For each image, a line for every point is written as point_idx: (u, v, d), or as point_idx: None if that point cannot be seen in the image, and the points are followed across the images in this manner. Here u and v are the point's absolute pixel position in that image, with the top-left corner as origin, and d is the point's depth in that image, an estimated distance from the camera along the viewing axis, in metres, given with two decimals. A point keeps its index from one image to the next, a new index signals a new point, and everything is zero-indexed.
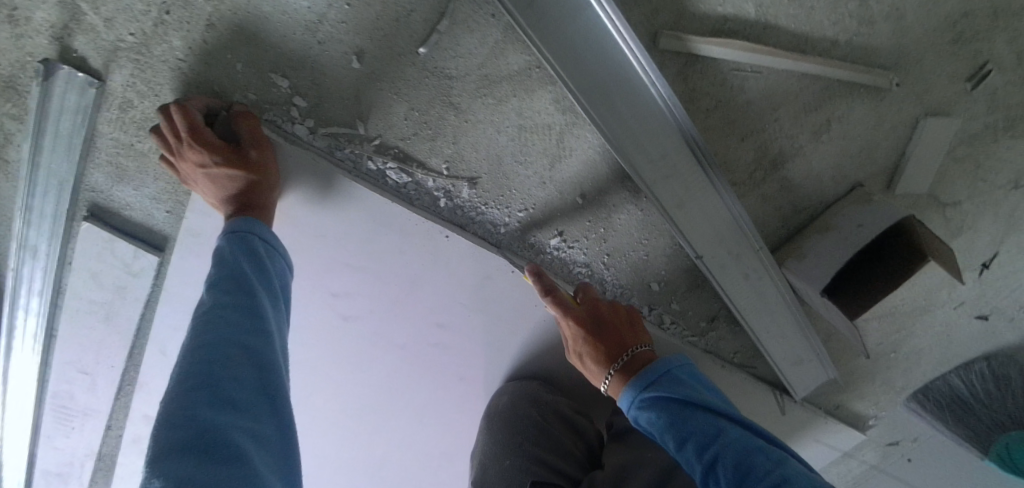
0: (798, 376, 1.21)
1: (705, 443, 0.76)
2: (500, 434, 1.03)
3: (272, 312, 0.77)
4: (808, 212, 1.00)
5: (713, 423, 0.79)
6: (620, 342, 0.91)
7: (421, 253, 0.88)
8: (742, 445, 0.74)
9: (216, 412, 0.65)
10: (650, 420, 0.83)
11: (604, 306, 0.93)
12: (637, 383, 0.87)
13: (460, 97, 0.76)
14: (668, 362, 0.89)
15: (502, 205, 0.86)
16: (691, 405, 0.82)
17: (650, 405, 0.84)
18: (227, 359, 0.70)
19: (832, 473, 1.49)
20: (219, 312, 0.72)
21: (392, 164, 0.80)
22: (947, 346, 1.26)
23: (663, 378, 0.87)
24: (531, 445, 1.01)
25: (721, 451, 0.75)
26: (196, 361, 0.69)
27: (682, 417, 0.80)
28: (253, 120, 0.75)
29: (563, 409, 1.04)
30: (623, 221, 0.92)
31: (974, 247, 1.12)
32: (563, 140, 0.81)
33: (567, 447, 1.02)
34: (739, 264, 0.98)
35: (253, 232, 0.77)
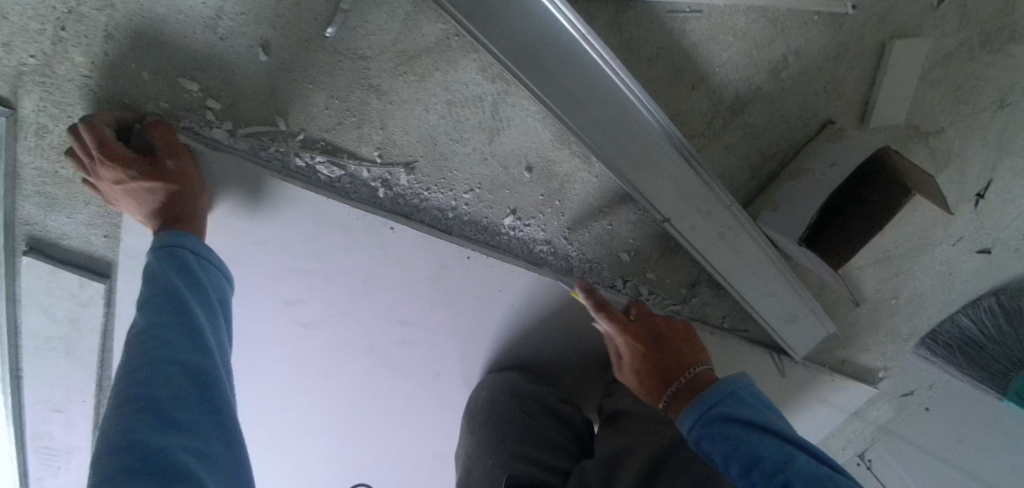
0: (794, 334, 1.15)
1: (772, 469, 0.64)
2: (481, 432, 0.97)
3: (210, 326, 0.73)
4: (779, 157, 0.93)
5: (785, 449, 0.67)
6: (678, 359, 0.87)
7: (369, 248, 0.83)
8: (817, 472, 0.62)
9: (159, 435, 0.61)
10: (709, 441, 0.72)
11: (661, 323, 0.92)
12: (698, 403, 0.77)
13: (380, 78, 0.72)
14: (732, 381, 0.78)
15: (445, 188, 0.81)
16: (763, 430, 0.70)
17: (711, 429, 0.73)
18: (165, 379, 0.65)
19: (847, 431, 1.44)
20: (154, 331, 0.68)
21: (321, 157, 0.76)
22: (950, 285, 1.20)
23: (728, 398, 0.76)
24: (512, 441, 0.95)
25: (791, 477, 0.63)
26: (132, 384, 0.64)
27: (749, 441, 0.68)
28: (166, 128, 0.71)
29: (545, 398, 0.99)
30: (578, 191, 0.87)
31: (966, 177, 1.05)
32: (497, 110, 0.76)
33: (552, 439, 0.96)
34: (712, 223, 0.92)
35: (179, 244, 0.73)
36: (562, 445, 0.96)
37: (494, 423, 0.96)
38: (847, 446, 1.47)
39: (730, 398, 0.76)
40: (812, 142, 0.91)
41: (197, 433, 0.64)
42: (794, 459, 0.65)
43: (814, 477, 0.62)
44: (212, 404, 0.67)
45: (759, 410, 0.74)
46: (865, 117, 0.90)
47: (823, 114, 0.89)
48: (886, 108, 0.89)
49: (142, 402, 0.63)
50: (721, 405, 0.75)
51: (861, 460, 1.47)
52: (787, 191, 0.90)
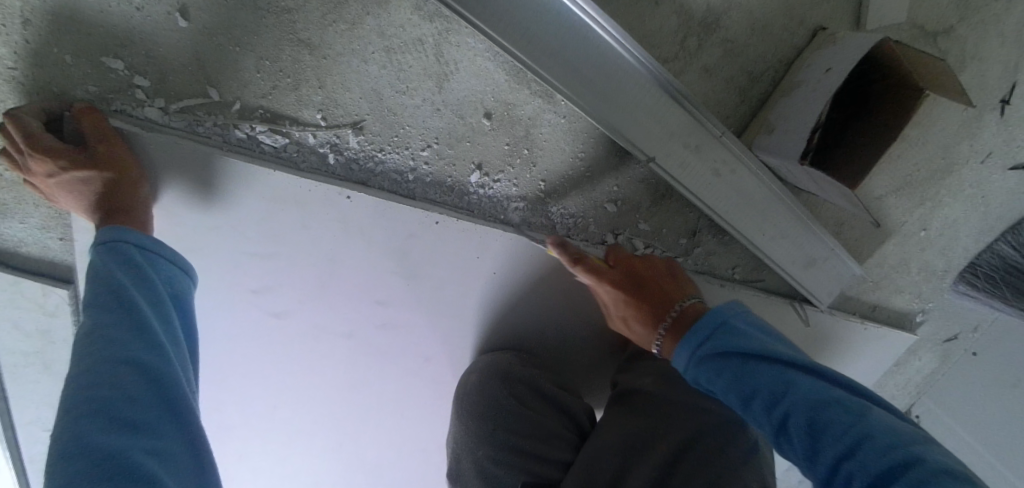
0: (814, 279, 1.04)
1: (772, 404, 0.61)
2: (473, 420, 0.90)
3: (162, 323, 0.67)
4: (769, 76, 0.84)
5: (783, 377, 0.62)
6: (661, 296, 0.81)
7: (327, 225, 0.78)
8: (819, 400, 0.58)
9: (112, 436, 0.55)
10: (707, 379, 0.69)
11: (639, 265, 0.85)
12: (687, 339, 0.72)
13: (308, 31, 0.67)
14: (721, 311, 0.72)
15: (400, 147, 0.76)
16: (757, 358, 0.65)
17: (707, 364, 0.69)
18: (113, 379, 0.59)
19: (890, 387, 1.33)
20: (103, 331, 0.62)
21: (261, 127, 0.71)
22: (985, 210, 1.08)
23: (720, 329, 0.70)
24: (506, 431, 0.88)
25: (791, 410, 0.59)
26: (78, 388, 0.58)
27: (746, 377, 0.64)
28: (95, 115, 0.67)
29: (543, 383, 0.92)
30: (547, 137, 0.80)
31: (987, 80, 0.93)
32: (441, 53, 0.71)
33: (551, 429, 0.89)
34: (701, 158, 0.85)
35: (128, 240, 0.69)
36: (561, 434, 0.89)
37: (487, 409, 0.90)
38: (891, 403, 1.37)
39: (721, 328, 0.71)
40: (803, 53, 0.82)
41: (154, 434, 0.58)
42: (791, 389, 0.60)
43: (817, 407, 0.58)
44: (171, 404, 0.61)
45: (751, 335, 0.68)
46: (861, 20, 0.83)
47: (812, 20, 0.82)
48: (880, 8, 0.82)
49: (90, 404, 0.57)
50: (714, 337, 0.70)
51: (910, 417, 1.37)
52: (779, 110, 0.81)
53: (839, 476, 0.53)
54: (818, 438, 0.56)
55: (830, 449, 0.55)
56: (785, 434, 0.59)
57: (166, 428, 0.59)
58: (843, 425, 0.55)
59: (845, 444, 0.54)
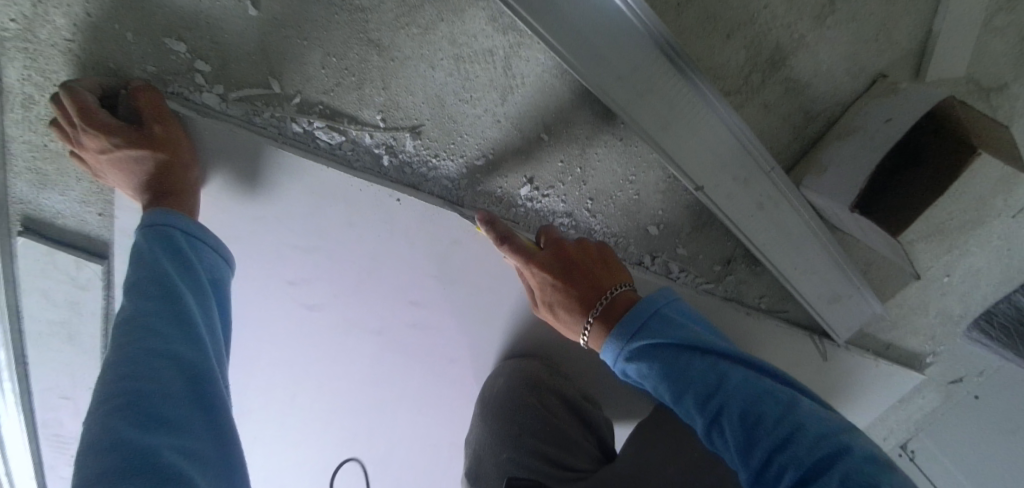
0: (837, 315, 1.05)
1: (708, 394, 0.63)
2: (497, 424, 0.91)
3: (204, 316, 0.66)
4: (825, 116, 0.84)
5: (715, 368, 0.65)
6: (591, 284, 0.76)
7: (373, 223, 0.77)
8: (750, 392, 0.61)
9: (145, 432, 0.53)
10: (639, 369, 0.69)
11: (572, 248, 0.78)
12: (622, 330, 0.71)
13: (380, 32, 0.65)
14: (654, 301, 0.73)
15: (454, 154, 0.75)
16: (688, 349, 0.67)
17: (640, 354, 0.69)
18: (151, 371, 0.57)
19: (890, 421, 1.36)
20: (143, 319, 0.61)
21: (319, 122, 0.70)
22: (1009, 261, 1.09)
23: (652, 321, 0.71)
24: (529, 436, 0.89)
25: (726, 401, 0.61)
26: (116, 377, 0.56)
27: (681, 365, 0.65)
28: (153, 94, 0.66)
29: (567, 393, 0.93)
30: (601, 156, 0.79)
31: None
32: (509, 66, 0.70)
33: (574, 439, 0.88)
34: (749, 191, 0.84)
35: (173, 225, 0.67)
36: (585, 445, 0.88)
37: (511, 414, 0.91)
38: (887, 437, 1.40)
39: (653, 319, 0.71)
40: (862, 98, 0.82)
41: (185, 433, 0.56)
42: (725, 380, 0.63)
43: (750, 399, 0.61)
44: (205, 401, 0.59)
45: (684, 325, 0.70)
46: (921, 72, 0.83)
47: (874, 66, 0.82)
48: (943, 59, 0.81)
49: (127, 395, 0.55)
50: (648, 327, 0.70)
51: (904, 451, 1.41)
52: (835, 152, 0.81)
53: (770, 468, 0.56)
54: (752, 427, 0.59)
55: (763, 440, 0.57)
56: (718, 424, 0.61)
57: (197, 428, 0.57)
58: (773, 415, 0.58)
59: (778, 435, 0.57)
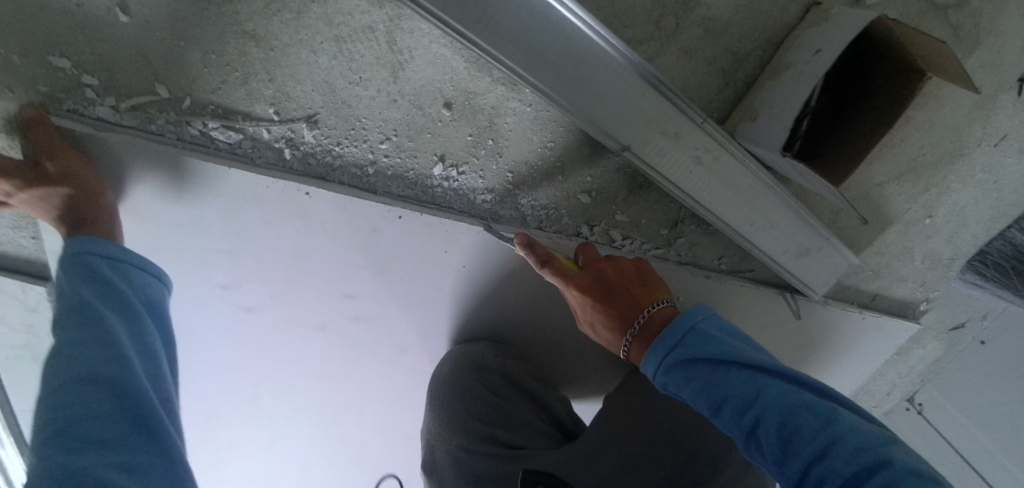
0: (808, 269, 0.99)
1: (743, 408, 0.59)
2: (448, 413, 0.90)
3: (131, 333, 0.63)
4: (756, 57, 0.78)
5: (753, 381, 0.61)
6: (632, 304, 0.78)
7: (287, 218, 0.75)
8: (791, 405, 0.57)
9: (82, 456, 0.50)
10: (678, 384, 0.67)
11: (608, 267, 0.80)
12: (659, 348, 0.71)
13: (252, 22, 0.64)
14: (692, 317, 0.72)
15: (358, 140, 0.73)
16: (726, 364, 0.64)
17: (679, 370, 0.68)
18: (86, 393, 0.54)
19: (890, 375, 1.29)
20: (66, 345, 0.58)
21: (213, 123, 0.69)
22: (998, 195, 1.01)
23: (691, 337, 0.69)
24: (477, 422, 0.86)
25: (762, 416, 0.58)
26: (45, 405, 0.53)
27: (718, 381, 0.63)
28: (45, 125, 0.65)
29: (517, 376, 0.92)
30: (512, 126, 0.77)
31: (1002, 57, 0.87)
32: (393, 40, 0.68)
33: (525, 420, 0.87)
34: (681, 145, 0.79)
35: (96, 254, 0.65)
36: (536, 425, 0.87)
37: (460, 402, 0.89)
38: (892, 392, 1.32)
39: (689, 335, 0.70)
40: (794, 32, 0.76)
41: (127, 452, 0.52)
42: (763, 393, 0.59)
43: (788, 412, 0.57)
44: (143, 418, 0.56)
45: (720, 340, 0.68)
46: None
47: None
48: None
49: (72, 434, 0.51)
50: (686, 344, 0.69)
51: (911, 405, 1.32)
52: (767, 95, 0.76)
53: (810, 480, 0.52)
54: (789, 442, 0.55)
55: (803, 454, 0.53)
56: (757, 438, 0.58)
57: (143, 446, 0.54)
58: (813, 429, 0.54)
59: (816, 447, 0.53)
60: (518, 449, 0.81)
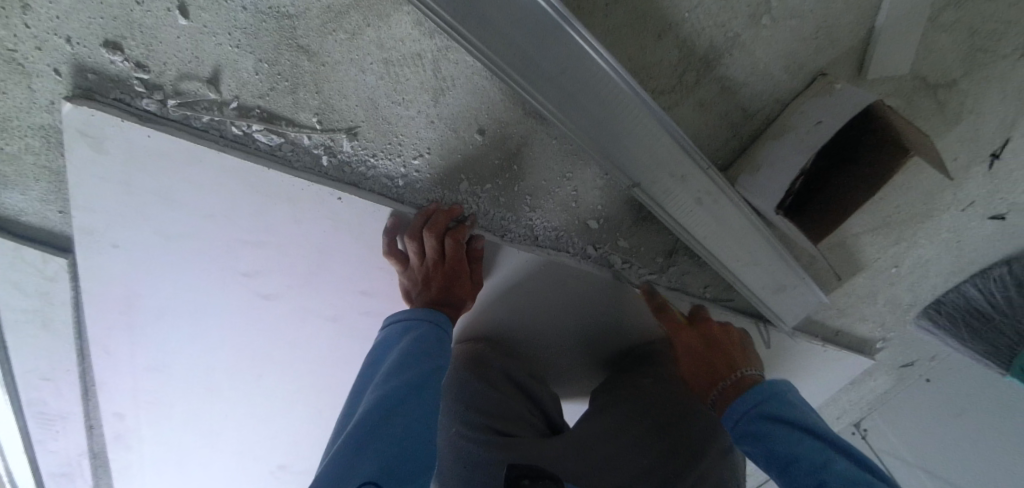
0: (785, 305, 1.07)
1: (812, 469, 0.66)
2: (449, 402, 0.96)
3: (389, 347, 0.83)
4: (764, 115, 0.86)
5: (807, 444, 0.69)
6: (728, 361, 0.84)
7: (318, 218, 0.80)
8: (856, 475, 0.63)
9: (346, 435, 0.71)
10: (752, 436, 0.74)
11: (683, 324, 0.91)
12: (730, 402, 0.79)
13: (308, 38, 0.69)
14: (774, 383, 0.78)
15: (392, 154, 0.78)
16: (802, 430, 0.71)
17: (755, 425, 0.74)
18: (370, 394, 0.76)
19: (843, 402, 1.41)
20: (373, 365, 0.82)
21: (258, 125, 0.73)
22: (958, 253, 1.12)
23: (773, 398, 0.76)
24: (476, 411, 0.92)
25: (829, 478, 0.64)
26: (354, 406, 0.78)
27: (792, 443, 0.69)
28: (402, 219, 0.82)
29: (514, 373, 0.98)
30: (536, 155, 0.82)
31: (980, 135, 0.98)
32: (438, 69, 0.73)
33: (519, 413, 0.94)
34: (688, 188, 0.86)
35: (422, 321, 0.84)
36: (527, 419, 0.94)
37: (462, 392, 0.95)
38: (841, 416, 1.45)
39: (762, 395, 0.77)
40: (800, 97, 0.83)
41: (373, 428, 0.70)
42: (833, 461, 0.66)
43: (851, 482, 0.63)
44: (379, 405, 0.73)
45: (789, 404, 0.75)
46: (862, 70, 0.84)
47: (815, 64, 0.82)
48: (884, 60, 0.81)
49: (328, 465, 0.67)
50: (767, 404, 0.75)
51: (857, 429, 1.45)
52: (770, 152, 0.83)
53: None
54: None
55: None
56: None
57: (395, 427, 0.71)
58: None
59: None
60: (511, 437, 0.88)
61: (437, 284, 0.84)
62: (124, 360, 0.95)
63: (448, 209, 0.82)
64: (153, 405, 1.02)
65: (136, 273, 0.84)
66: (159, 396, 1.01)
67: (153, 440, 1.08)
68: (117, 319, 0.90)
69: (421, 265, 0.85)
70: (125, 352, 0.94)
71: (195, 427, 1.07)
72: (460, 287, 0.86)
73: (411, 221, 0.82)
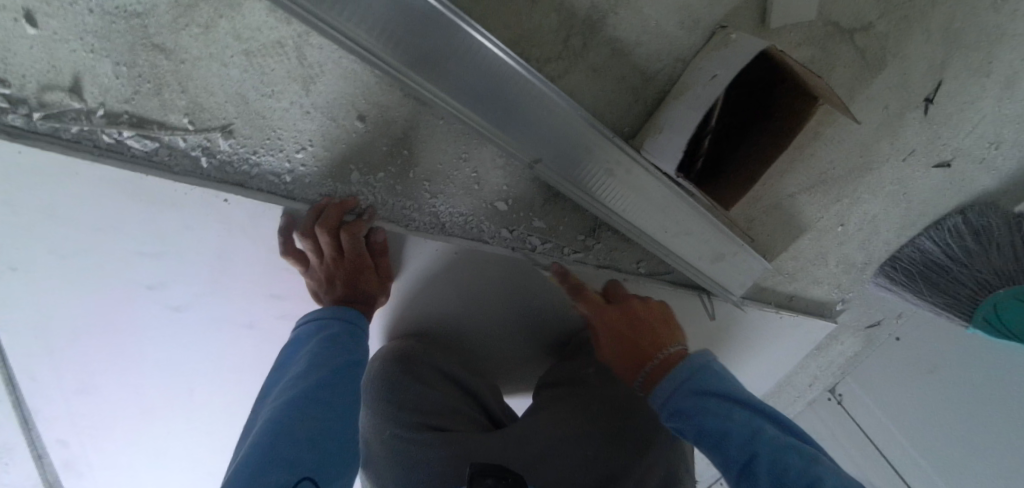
0: (722, 273, 1.06)
1: (742, 442, 0.63)
2: (378, 406, 0.90)
3: (296, 352, 0.81)
4: (665, 75, 0.82)
5: (751, 422, 0.64)
6: (652, 339, 0.77)
7: (210, 224, 0.78)
8: (780, 445, 0.61)
9: (253, 439, 0.66)
10: (682, 414, 0.68)
11: (637, 304, 0.85)
12: (672, 376, 0.71)
13: (161, 35, 0.68)
14: (701, 357, 0.73)
15: (273, 149, 0.75)
16: (727, 402, 0.67)
17: (687, 401, 0.69)
18: (278, 398, 0.73)
19: (814, 367, 1.33)
20: (279, 374, 0.79)
21: (127, 131, 0.72)
22: (908, 207, 1.10)
23: (701, 371, 0.71)
24: (409, 410, 0.88)
25: (758, 452, 0.62)
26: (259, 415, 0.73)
27: (721, 417, 0.65)
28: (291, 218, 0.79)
29: (446, 366, 0.95)
30: (427, 137, 0.79)
31: (908, 81, 0.96)
32: (303, 56, 0.70)
33: (454, 406, 0.90)
34: (591, 158, 0.83)
35: (331, 316, 0.82)
36: (463, 411, 0.90)
37: (392, 392, 0.91)
38: (814, 384, 1.36)
39: (699, 369, 0.71)
40: (700, 52, 0.80)
41: (286, 426, 0.67)
42: (762, 432, 0.63)
43: (780, 452, 0.60)
44: (294, 402, 0.70)
45: (724, 380, 0.70)
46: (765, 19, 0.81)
47: (709, 20, 0.80)
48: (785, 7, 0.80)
49: (236, 468, 0.62)
50: (694, 377, 0.70)
51: (832, 395, 1.37)
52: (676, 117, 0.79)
53: None
54: (781, 478, 0.59)
55: None
56: (749, 472, 0.62)
57: (312, 422, 0.69)
58: (799, 470, 0.58)
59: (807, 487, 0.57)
60: (441, 431, 0.84)
61: (340, 283, 0.82)
62: (53, 384, 0.94)
63: (339, 202, 0.78)
64: (92, 428, 1.01)
65: (40, 296, 0.83)
66: (98, 419, 1.00)
67: (101, 464, 1.07)
68: (33, 342, 0.89)
69: (321, 264, 0.81)
70: (51, 375, 0.93)
71: (139, 447, 1.06)
72: (366, 282, 0.83)
73: (303, 218, 0.79)
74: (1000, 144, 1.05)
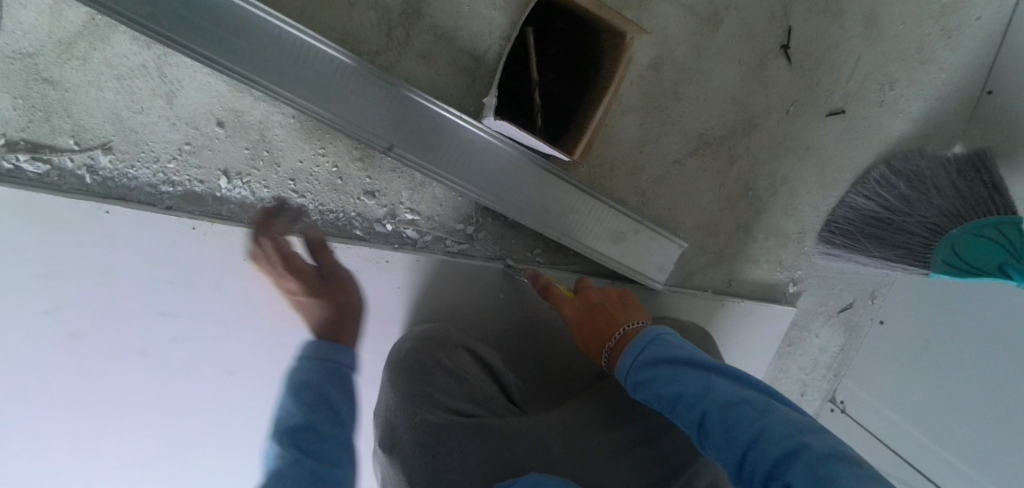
0: (631, 255, 0.98)
1: (691, 401, 0.61)
2: (396, 397, 0.78)
3: None
4: (495, 52, 0.92)
5: (704, 380, 0.62)
6: (609, 320, 0.79)
7: (91, 236, 0.81)
8: (732, 398, 0.59)
9: None
10: (643, 386, 0.67)
11: (595, 293, 0.85)
12: (630, 348, 0.70)
13: (48, 69, 0.82)
14: (659, 330, 0.72)
15: (148, 161, 0.86)
16: (683, 365, 0.65)
17: (644, 373, 0.67)
18: None
19: (795, 371, 1.16)
20: None
21: (24, 156, 0.82)
22: (823, 171, 1.03)
23: (656, 342, 0.69)
24: (440, 393, 0.77)
25: (708, 410, 0.59)
26: None
27: (673, 382, 0.63)
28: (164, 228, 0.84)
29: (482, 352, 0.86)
30: (281, 138, 0.89)
31: (755, 31, 0.97)
32: (163, 74, 0.85)
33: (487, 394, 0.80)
34: (438, 135, 0.88)
35: None
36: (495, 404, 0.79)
37: (421, 369, 0.80)
38: (806, 391, 1.19)
39: (654, 342, 0.69)
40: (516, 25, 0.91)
41: None
42: (712, 390, 0.60)
43: (730, 407, 0.58)
44: None
45: (683, 347, 0.68)
46: None
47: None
48: None
49: None
50: (651, 348, 0.69)
51: (835, 405, 1.16)
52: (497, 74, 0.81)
53: (745, 468, 0.54)
54: (729, 432, 0.56)
55: (739, 442, 0.55)
56: (704, 431, 0.60)
57: None
58: (749, 420, 0.56)
59: (751, 433, 0.55)
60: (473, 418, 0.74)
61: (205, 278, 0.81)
62: None
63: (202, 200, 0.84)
64: None
65: None
66: None
67: None
68: None
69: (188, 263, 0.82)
70: None
71: None
72: None
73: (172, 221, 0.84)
74: (892, 85, 1.02)
